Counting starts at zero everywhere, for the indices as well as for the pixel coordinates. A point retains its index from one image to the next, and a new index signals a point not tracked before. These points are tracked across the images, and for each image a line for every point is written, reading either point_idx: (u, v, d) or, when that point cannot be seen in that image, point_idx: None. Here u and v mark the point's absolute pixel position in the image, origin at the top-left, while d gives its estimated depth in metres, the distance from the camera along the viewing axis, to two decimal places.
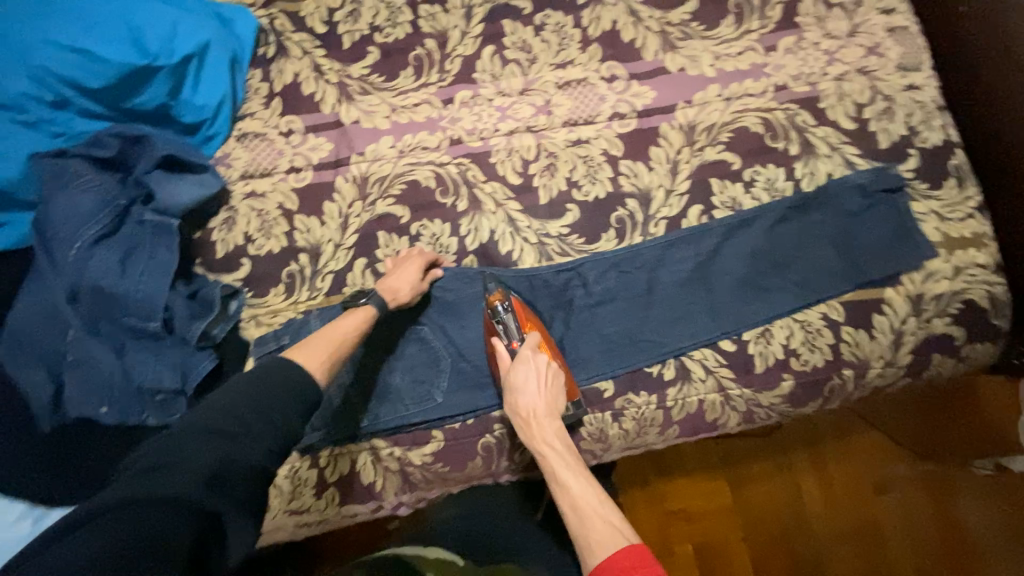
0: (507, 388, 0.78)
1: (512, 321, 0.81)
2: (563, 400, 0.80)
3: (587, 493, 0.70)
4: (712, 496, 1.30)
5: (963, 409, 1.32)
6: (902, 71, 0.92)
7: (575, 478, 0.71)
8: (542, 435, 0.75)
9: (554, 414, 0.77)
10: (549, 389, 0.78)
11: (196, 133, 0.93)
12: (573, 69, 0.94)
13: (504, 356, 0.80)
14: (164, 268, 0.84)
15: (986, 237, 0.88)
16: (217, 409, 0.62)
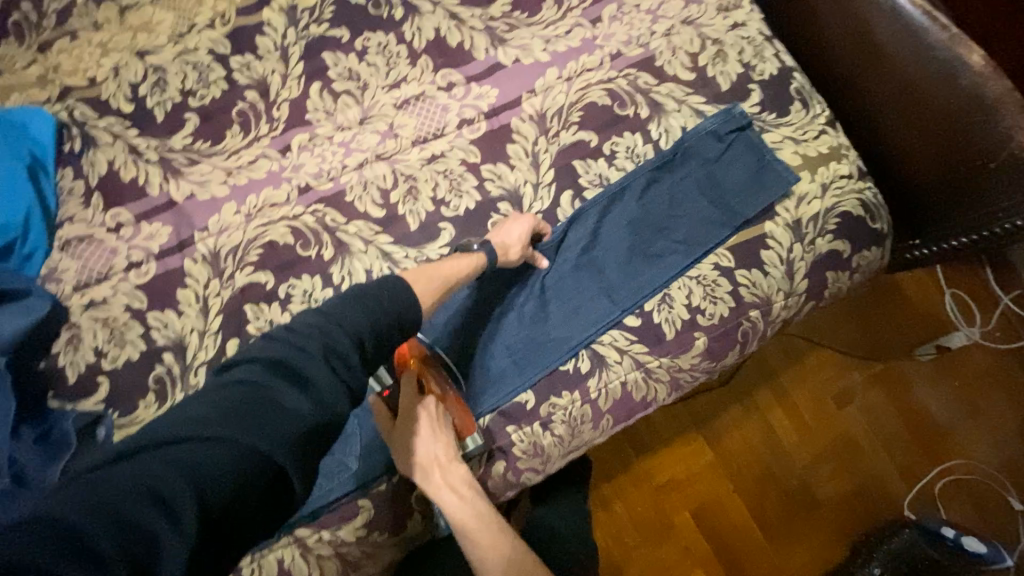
0: (394, 446, 0.76)
1: (384, 371, 0.80)
2: (448, 441, 0.76)
3: (482, 527, 0.74)
4: (694, 462, 1.26)
5: (895, 303, 1.35)
6: (723, 12, 0.94)
7: (479, 526, 0.73)
8: (430, 484, 0.74)
9: (449, 459, 0.75)
10: (437, 433, 0.76)
11: (9, 256, 0.82)
12: (407, 86, 0.90)
13: (381, 408, 0.79)
14: (2, 415, 0.74)
15: (842, 149, 0.90)
16: (223, 400, 0.50)
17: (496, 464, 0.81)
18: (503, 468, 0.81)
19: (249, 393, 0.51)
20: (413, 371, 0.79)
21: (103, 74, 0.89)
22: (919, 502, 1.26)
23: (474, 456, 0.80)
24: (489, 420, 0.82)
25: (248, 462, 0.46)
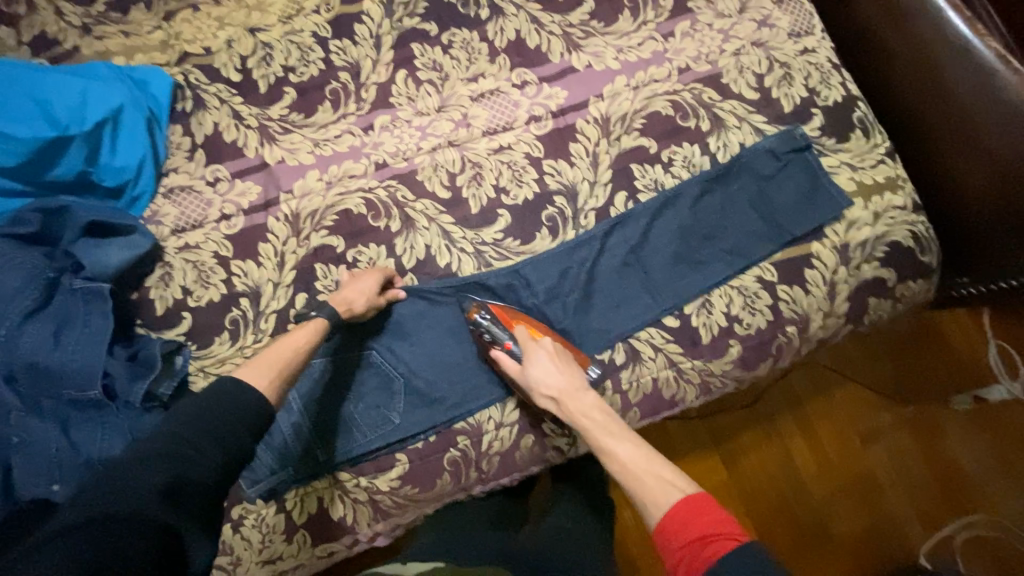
0: (529, 386, 0.81)
1: (496, 328, 0.85)
2: (581, 373, 0.82)
3: (636, 455, 0.71)
4: (709, 477, 1.28)
5: (935, 347, 1.33)
6: (794, 37, 0.97)
7: (619, 441, 0.73)
8: (578, 409, 0.78)
9: (580, 386, 0.80)
10: (564, 366, 0.81)
11: (120, 196, 0.93)
12: (485, 80, 0.97)
13: (509, 361, 0.83)
14: (100, 334, 0.82)
15: (899, 180, 0.91)
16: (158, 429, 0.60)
17: (525, 438, 0.87)
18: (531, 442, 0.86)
19: (172, 423, 0.60)
20: (523, 323, 0.86)
21: (219, 45, 0.99)
22: (937, 551, 1.24)
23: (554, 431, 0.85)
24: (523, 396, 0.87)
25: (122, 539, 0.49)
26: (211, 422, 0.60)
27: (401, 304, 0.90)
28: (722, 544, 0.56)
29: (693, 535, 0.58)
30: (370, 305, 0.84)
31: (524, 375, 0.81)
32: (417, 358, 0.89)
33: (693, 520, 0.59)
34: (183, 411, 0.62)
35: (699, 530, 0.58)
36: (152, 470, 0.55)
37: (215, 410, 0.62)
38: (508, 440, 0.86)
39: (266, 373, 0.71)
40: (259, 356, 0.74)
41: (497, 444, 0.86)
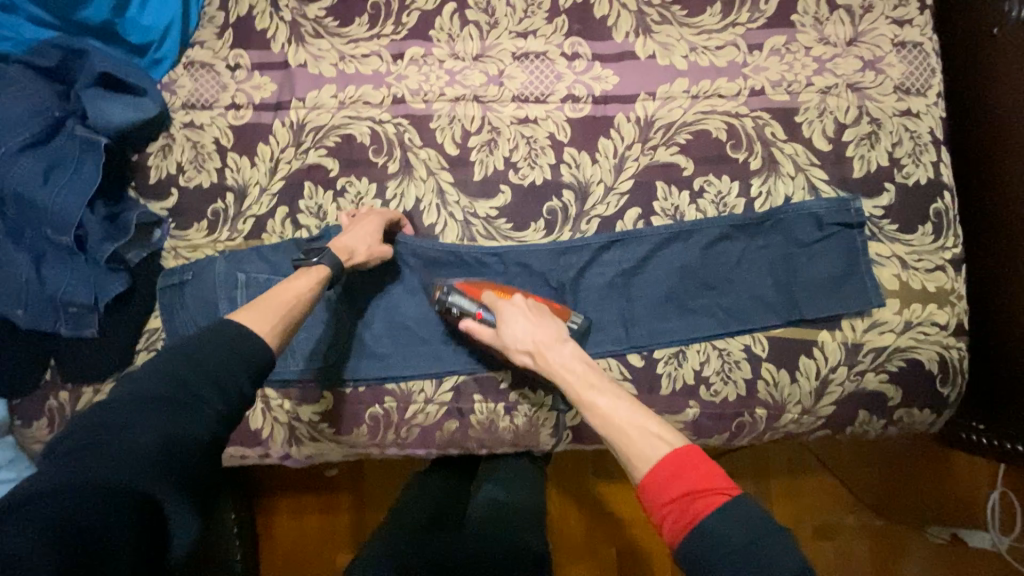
0: (505, 347, 0.76)
1: (461, 299, 0.80)
2: (559, 325, 0.76)
3: (618, 408, 0.66)
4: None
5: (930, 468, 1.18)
6: (899, 93, 0.82)
7: (602, 395, 0.68)
8: (558, 359, 0.73)
9: (557, 338, 0.74)
10: (539, 319, 0.76)
11: (143, 55, 0.92)
12: (534, 39, 0.87)
13: (482, 328, 0.77)
14: (86, 186, 0.83)
15: (951, 295, 0.79)
16: (146, 377, 0.54)
17: (450, 421, 0.85)
18: (454, 427, 0.85)
19: (164, 372, 0.54)
20: (489, 287, 0.82)
21: None
22: None
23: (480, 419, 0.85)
24: (461, 380, 0.85)
25: (102, 512, 0.44)
26: (209, 376, 0.55)
27: (404, 251, 0.87)
28: (711, 500, 0.53)
29: (679, 492, 0.55)
30: (371, 254, 0.81)
31: (498, 338, 0.76)
32: (375, 308, 0.88)
33: (679, 475, 0.56)
34: (178, 361, 0.55)
35: (690, 485, 0.55)
36: (135, 433, 0.49)
37: (214, 363, 0.56)
38: (432, 416, 0.85)
39: (270, 317, 0.65)
40: (259, 301, 0.68)
41: (421, 416, 0.85)
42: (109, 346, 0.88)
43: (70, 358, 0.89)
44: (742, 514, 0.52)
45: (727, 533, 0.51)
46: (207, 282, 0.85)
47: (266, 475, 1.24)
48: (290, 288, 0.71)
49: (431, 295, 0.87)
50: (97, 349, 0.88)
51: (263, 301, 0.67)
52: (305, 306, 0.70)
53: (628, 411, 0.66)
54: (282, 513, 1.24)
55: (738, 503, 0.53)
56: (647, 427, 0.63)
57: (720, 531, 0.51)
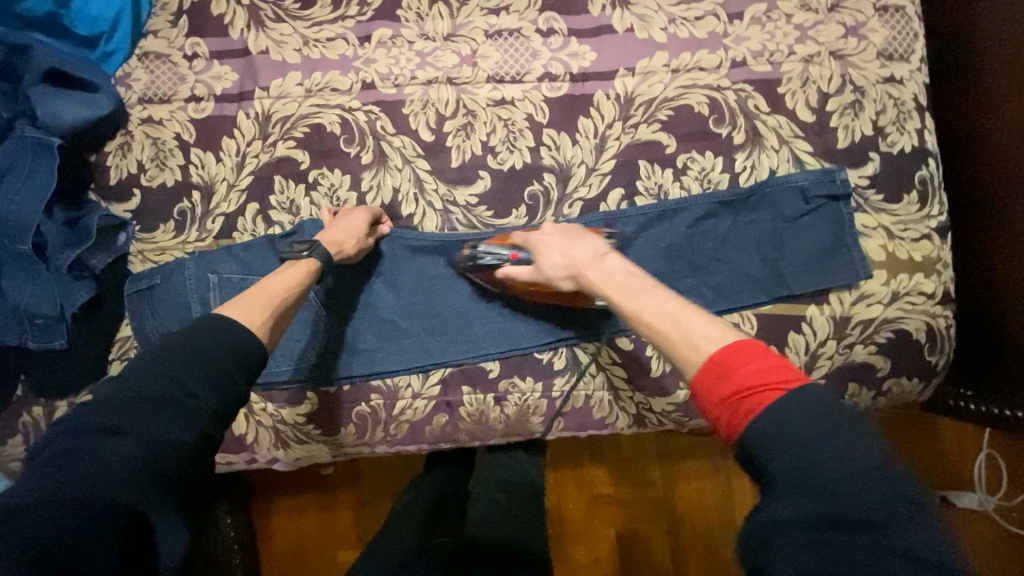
0: (549, 280, 0.75)
1: (492, 249, 0.79)
2: (598, 241, 0.74)
3: (662, 308, 0.61)
4: (644, 487, 1.24)
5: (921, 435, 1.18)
6: (882, 59, 0.80)
7: (645, 296, 0.64)
8: (600, 273, 0.70)
9: (596, 251, 0.72)
10: (574, 240, 0.74)
11: (93, 48, 0.86)
12: (507, 16, 0.84)
13: (521, 268, 0.77)
14: (42, 190, 0.79)
15: (938, 264, 0.78)
16: (135, 374, 0.50)
17: (440, 415, 0.84)
18: (444, 421, 0.83)
19: (151, 368, 0.51)
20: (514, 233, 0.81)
21: None
22: None
23: (472, 411, 0.83)
24: (448, 372, 0.83)
25: (85, 524, 0.43)
26: (196, 374, 0.51)
27: (386, 246, 0.85)
28: (765, 396, 0.47)
29: (729, 390, 0.49)
30: (360, 247, 0.78)
31: (539, 270, 0.75)
32: (356, 304, 0.85)
33: (727, 373, 0.50)
34: (162, 360, 0.51)
35: (735, 384, 0.49)
36: (115, 442, 0.46)
37: (202, 358, 0.52)
38: (421, 412, 0.83)
39: (261, 312, 0.62)
40: (244, 297, 0.65)
41: (409, 411, 0.83)
42: (79, 358, 0.84)
43: (42, 371, 0.86)
44: (798, 405, 0.45)
45: (798, 439, 0.44)
46: (178, 285, 0.82)
47: (259, 478, 1.23)
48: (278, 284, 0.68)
49: (413, 287, 0.85)
50: (67, 362, 0.84)
51: (250, 296, 0.65)
52: (296, 299, 0.68)
53: (675, 306, 0.62)
54: (278, 516, 1.22)
55: (793, 397, 0.46)
56: (692, 331, 0.56)
57: (775, 428, 0.45)
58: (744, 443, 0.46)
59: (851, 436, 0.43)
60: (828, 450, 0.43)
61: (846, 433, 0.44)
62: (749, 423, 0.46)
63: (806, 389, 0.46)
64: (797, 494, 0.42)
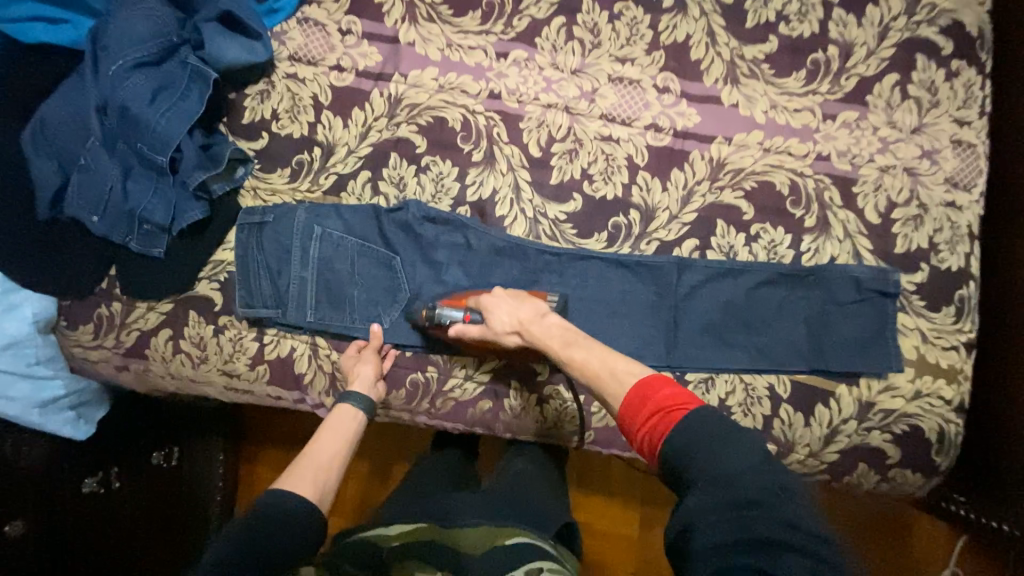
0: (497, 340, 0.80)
1: (447, 308, 0.83)
2: (538, 301, 0.81)
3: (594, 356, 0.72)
4: (620, 523, 1.28)
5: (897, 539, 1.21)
6: (948, 185, 0.90)
7: (583, 348, 0.74)
8: (541, 330, 0.78)
9: (533, 310, 0.80)
10: (517, 299, 0.81)
11: (263, 2, 0.96)
12: (631, 67, 0.94)
13: (473, 327, 0.81)
14: (190, 113, 0.87)
15: (961, 374, 0.86)
16: (263, 518, 0.63)
17: (484, 402, 0.90)
18: (487, 407, 0.90)
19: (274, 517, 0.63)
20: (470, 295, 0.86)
21: None
22: None
23: (515, 405, 0.90)
24: (500, 365, 0.90)
25: None
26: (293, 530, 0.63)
27: (474, 239, 0.91)
28: (675, 416, 0.59)
29: (649, 414, 0.61)
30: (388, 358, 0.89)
31: (489, 328, 0.80)
32: (434, 283, 0.91)
33: (646, 399, 0.62)
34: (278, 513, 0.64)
35: (653, 408, 0.61)
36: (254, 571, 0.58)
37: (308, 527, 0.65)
38: (468, 393, 0.90)
39: (309, 477, 0.69)
40: (296, 463, 0.71)
41: (458, 390, 0.90)
42: (173, 268, 0.91)
43: (134, 271, 0.91)
44: (695, 421, 0.57)
45: (695, 446, 0.56)
46: (286, 228, 0.90)
47: (254, 423, 1.31)
48: (336, 446, 0.75)
49: (488, 280, 0.91)
50: (161, 269, 0.91)
51: (297, 464, 0.71)
52: (337, 453, 0.74)
53: (601, 353, 0.72)
54: (265, 464, 1.31)
55: (693, 414, 0.58)
56: (617, 370, 0.69)
57: (686, 439, 0.57)
58: (664, 455, 0.58)
59: (729, 435, 0.56)
60: (712, 455, 0.54)
61: (729, 437, 0.56)
62: (663, 443, 0.58)
63: (701, 409, 0.58)
64: (705, 486, 0.53)
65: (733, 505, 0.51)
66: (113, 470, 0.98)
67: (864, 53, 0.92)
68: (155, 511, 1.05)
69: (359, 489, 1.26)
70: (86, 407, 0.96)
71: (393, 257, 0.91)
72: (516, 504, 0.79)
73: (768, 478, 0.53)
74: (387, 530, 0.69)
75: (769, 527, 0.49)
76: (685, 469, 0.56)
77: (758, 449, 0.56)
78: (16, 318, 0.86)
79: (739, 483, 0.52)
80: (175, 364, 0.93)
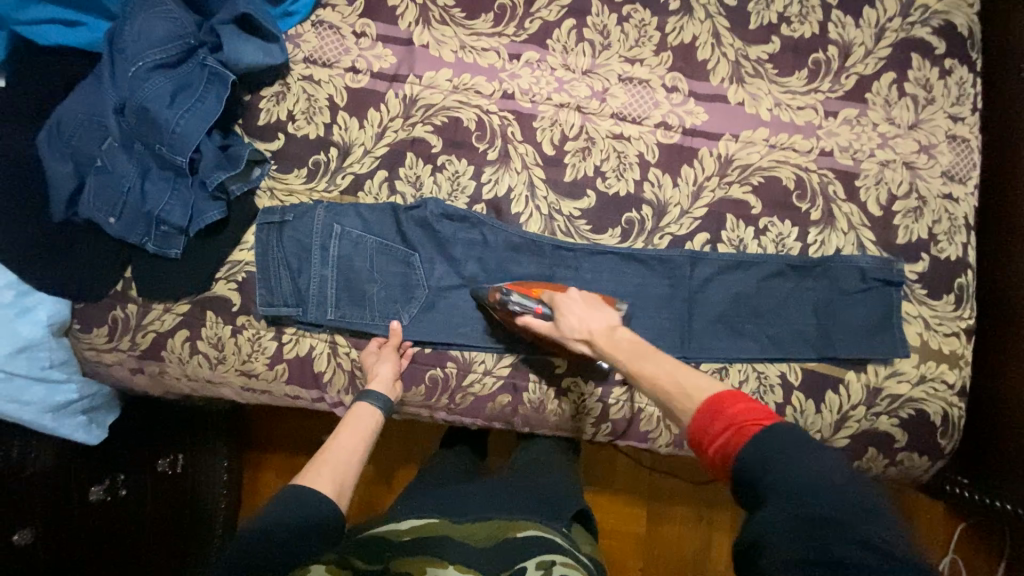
0: (562, 338, 0.81)
1: (520, 298, 0.83)
2: (610, 313, 0.82)
3: (662, 369, 0.72)
4: (627, 520, 1.30)
5: None
6: (945, 178, 0.94)
7: (649, 363, 0.74)
8: (610, 342, 0.78)
9: (607, 323, 0.80)
10: (593, 308, 0.82)
11: (277, 5, 0.97)
12: (640, 67, 0.97)
13: (540, 322, 0.82)
14: (208, 115, 0.88)
15: (963, 359, 0.90)
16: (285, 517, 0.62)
17: (503, 396, 0.91)
18: (506, 401, 0.91)
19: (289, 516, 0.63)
20: (548, 292, 0.86)
21: None
22: None
23: (533, 399, 0.91)
24: (519, 358, 0.92)
25: None
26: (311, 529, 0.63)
27: (492, 236, 0.93)
28: (751, 429, 0.57)
29: (721, 428, 0.60)
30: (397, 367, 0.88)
31: (557, 328, 0.81)
32: (452, 280, 0.93)
33: (718, 412, 0.61)
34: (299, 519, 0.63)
35: (728, 422, 0.60)
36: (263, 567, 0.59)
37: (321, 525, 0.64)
38: (488, 388, 0.91)
39: (327, 479, 0.69)
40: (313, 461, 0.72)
41: (478, 385, 0.91)
42: (189, 269, 0.91)
43: (150, 272, 0.91)
44: (776, 438, 0.56)
45: (768, 460, 0.54)
46: (303, 227, 0.92)
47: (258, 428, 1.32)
48: (352, 443, 0.75)
49: (505, 276, 0.93)
50: (178, 270, 0.91)
51: (321, 460, 0.71)
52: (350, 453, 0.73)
53: (673, 367, 0.72)
54: (268, 469, 1.31)
55: (770, 433, 0.56)
56: (683, 384, 0.68)
57: (761, 456, 0.55)
58: (739, 468, 0.56)
59: (812, 454, 0.54)
60: (782, 473, 0.53)
61: (808, 454, 0.54)
62: (734, 456, 0.57)
63: (780, 426, 0.57)
64: (780, 498, 0.51)
65: (806, 525, 0.49)
66: (120, 477, 0.97)
67: (863, 53, 0.96)
68: (162, 515, 1.05)
69: (365, 492, 1.26)
70: (98, 411, 0.94)
71: (414, 255, 0.93)
72: (526, 494, 0.81)
73: (853, 497, 0.50)
74: (398, 526, 0.71)
75: (846, 552, 0.46)
76: (754, 483, 0.54)
77: (839, 471, 0.53)
78: (29, 321, 0.84)
79: (821, 502, 0.50)
80: (193, 365, 0.92)
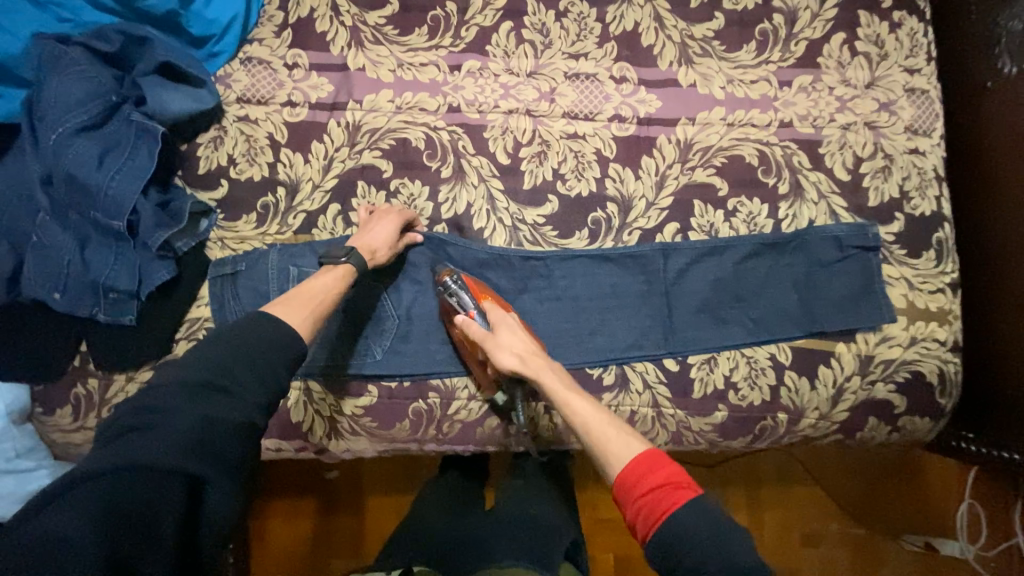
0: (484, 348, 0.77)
1: (463, 294, 0.83)
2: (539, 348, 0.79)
3: (589, 414, 0.71)
4: None
5: (904, 480, 1.23)
6: (909, 133, 0.91)
7: (574, 402, 0.72)
8: (534, 371, 0.75)
9: (537, 356, 0.77)
10: (526, 336, 0.79)
11: (201, 47, 0.93)
12: (585, 62, 0.94)
13: (472, 324, 0.80)
14: (141, 173, 0.84)
15: (951, 315, 0.88)
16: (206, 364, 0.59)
17: (491, 419, 0.88)
18: (495, 424, 0.88)
19: (208, 360, 0.60)
20: (493, 301, 0.83)
21: None
22: None
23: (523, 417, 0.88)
24: None
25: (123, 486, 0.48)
26: (246, 367, 0.60)
27: (459, 256, 0.90)
28: (681, 494, 0.59)
29: (653, 485, 0.61)
30: (393, 251, 0.85)
31: (483, 337, 0.78)
32: (422, 307, 0.90)
33: (652, 471, 0.62)
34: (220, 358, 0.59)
35: (659, 481, 0.61)
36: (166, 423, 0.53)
37: (253, 353, 0.61)
38: (475, 413, 0.88)
39: (299, 311, 0.69)
40: (291, 295, 0.73)
41: (464, 412, 0.88)
42: (146, 335, 0.86)
43: (105, 343, 0.86)
44: (702, 510, 0.58)
45: (694, 532, 0.56)
46: (259, 274, 0.88)
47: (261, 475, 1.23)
48: (329, 282, 0.77)
49: None
50: (134, 337, 0.86)
51: (287, 299, 0.71)
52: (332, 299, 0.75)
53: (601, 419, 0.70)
54: (273, 515, 1.23)
55: (699, 501, 0.59)
56: (617, 432, 0.68)
57: (688, 523, 0.57)
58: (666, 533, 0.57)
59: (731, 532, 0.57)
60: (715, 550, 0.55)
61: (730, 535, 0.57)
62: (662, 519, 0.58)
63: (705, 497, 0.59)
64: None
65: None
66: None
67: (809, 17, 0.93)
68: None
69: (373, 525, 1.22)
70: None
71: (380, 287, 0.89)
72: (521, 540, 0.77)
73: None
74: None
75: None
76: (685, 553, 0.56)
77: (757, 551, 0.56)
78: None
79: None
80: None
